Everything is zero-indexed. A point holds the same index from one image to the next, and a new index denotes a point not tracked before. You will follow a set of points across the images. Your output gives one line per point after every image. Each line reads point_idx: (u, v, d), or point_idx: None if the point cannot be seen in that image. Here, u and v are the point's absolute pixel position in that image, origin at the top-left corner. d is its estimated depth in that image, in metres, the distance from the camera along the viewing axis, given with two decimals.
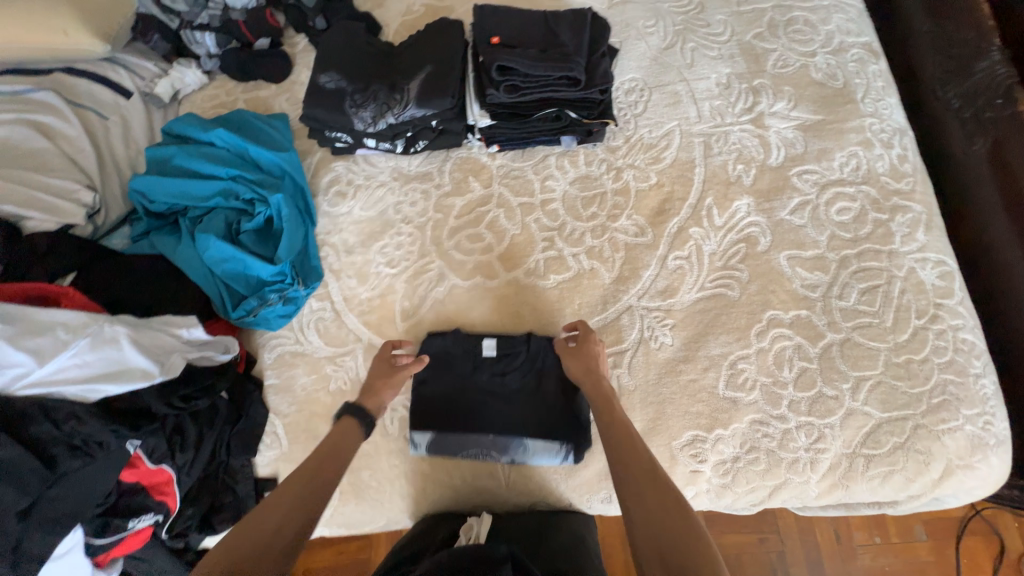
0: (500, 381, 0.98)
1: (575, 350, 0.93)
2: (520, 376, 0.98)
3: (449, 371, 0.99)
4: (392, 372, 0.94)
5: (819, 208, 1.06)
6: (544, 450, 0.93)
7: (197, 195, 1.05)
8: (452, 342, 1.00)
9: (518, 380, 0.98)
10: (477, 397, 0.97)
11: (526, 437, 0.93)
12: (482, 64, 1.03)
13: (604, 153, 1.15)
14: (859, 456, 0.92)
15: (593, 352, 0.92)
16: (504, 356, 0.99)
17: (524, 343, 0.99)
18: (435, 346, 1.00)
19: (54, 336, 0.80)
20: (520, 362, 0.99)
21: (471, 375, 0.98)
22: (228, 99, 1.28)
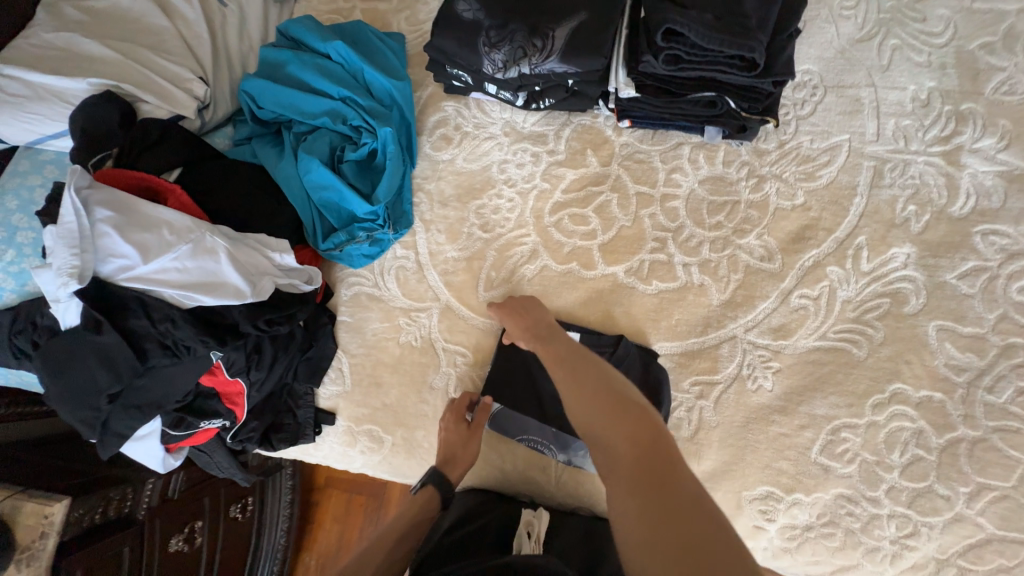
0: None
1: (513, 308, 0.89)
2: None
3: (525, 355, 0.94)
4: (469, 432, 0.89)
5: (998, 280, 0.88)
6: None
7: (305, 110, 0.99)
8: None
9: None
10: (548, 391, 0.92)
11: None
12: (644, 23, 0.87)
13: (749, 155, 0.99)
14: (951, 565, 0.82)
15: (525, 305, 0.89)
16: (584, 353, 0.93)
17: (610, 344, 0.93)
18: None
19: (159, 235, 0.79)
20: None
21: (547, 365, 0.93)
22: (346, 5, 1.17)
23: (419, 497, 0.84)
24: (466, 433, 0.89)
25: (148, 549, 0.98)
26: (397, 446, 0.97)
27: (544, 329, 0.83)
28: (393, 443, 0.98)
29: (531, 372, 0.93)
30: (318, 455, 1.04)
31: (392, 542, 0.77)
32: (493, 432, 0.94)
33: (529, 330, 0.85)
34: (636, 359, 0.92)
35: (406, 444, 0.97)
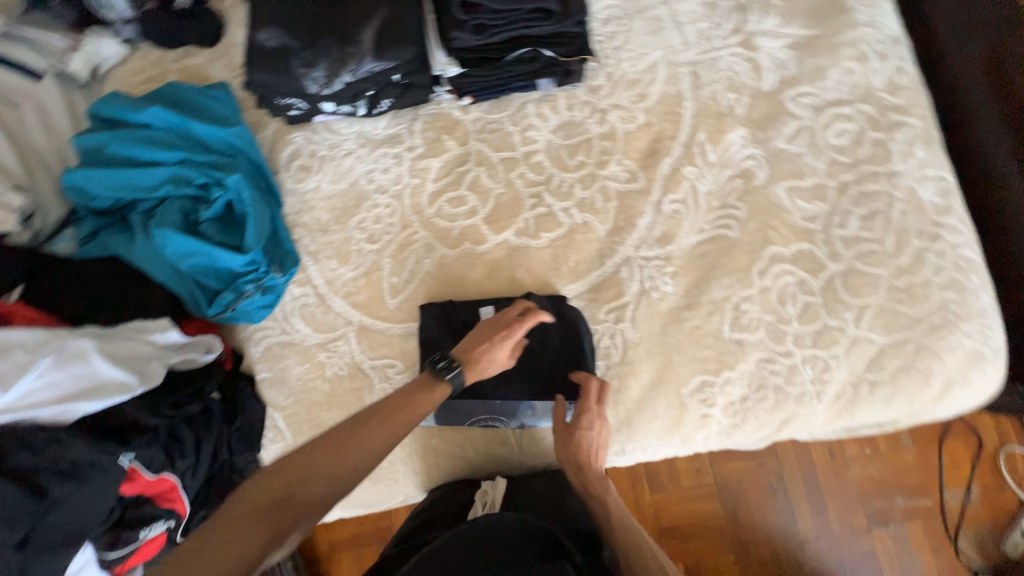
0: None
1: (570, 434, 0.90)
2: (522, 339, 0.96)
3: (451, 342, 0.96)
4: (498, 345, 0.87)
5: (816, 133, 1.01)
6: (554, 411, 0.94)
7: (143, 185, 0.94)
8: (449, 313, 0.97)
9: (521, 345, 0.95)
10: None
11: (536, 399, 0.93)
12: (443, 4, 0.91)
13: (587, 94, 1.06)
14: (864, 382, 0.94)
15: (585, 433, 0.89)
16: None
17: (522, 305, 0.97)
18: (432, 317, 0.97)
19: (10, 358, 0.72)
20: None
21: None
22: (156, 71, 1.12)
23: (392, 409, 0.78)
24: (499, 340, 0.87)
25: None
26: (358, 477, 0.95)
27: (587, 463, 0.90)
28: None
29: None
30: None
31: (361, 451, 0.74)
32: (443, 425, 0.94)
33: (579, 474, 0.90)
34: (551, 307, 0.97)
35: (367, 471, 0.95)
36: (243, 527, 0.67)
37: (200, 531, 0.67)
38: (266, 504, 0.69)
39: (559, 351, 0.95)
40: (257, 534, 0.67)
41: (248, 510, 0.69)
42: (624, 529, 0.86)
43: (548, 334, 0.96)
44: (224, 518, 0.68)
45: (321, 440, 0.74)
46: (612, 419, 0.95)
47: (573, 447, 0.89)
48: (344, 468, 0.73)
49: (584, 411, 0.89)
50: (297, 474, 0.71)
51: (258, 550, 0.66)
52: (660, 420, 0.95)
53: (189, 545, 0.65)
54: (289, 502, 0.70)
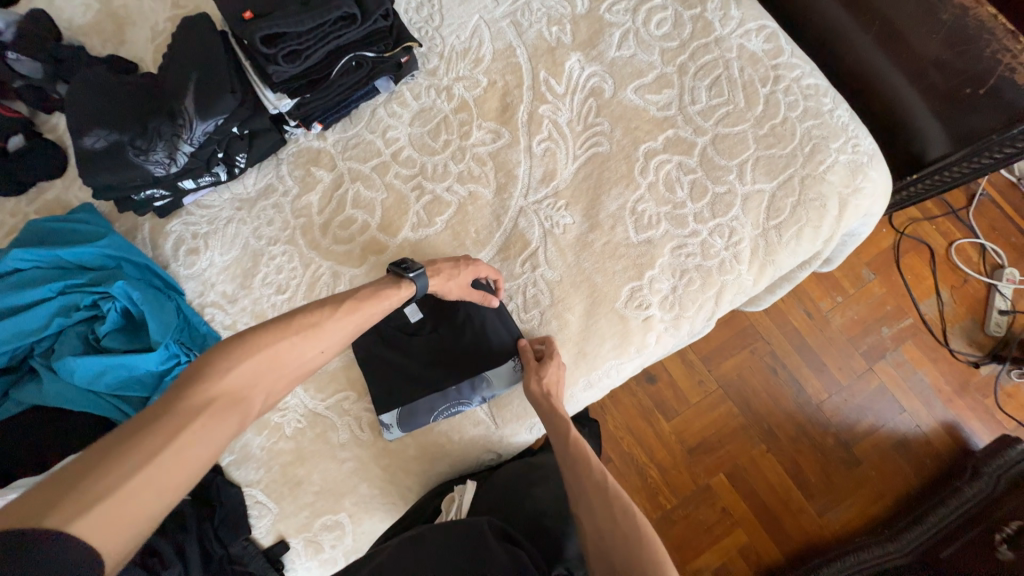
0: (438, 337, 0.97)
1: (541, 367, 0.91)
2: (452, 321, 0.97)
3: (389, 354, 0.96)
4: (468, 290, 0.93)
5: (640, 31, 1.06)
6: (506, 377, 0.94)
7: (29, 328, 0.91)
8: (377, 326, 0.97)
9: (452, 327, 0.97)
10: (423, 364, 0.96)
11: (484, 370, 0.94)
12: (249, 46, 0.92)
13: (427, 79, 1.09)
14: (770, 230, 0.98)
15: (551, 370, 0.90)
16: (431, 313, 0.99)
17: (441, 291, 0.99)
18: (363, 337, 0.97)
19: None
20: (446, 310, 0.98)
21: (411, 346, 0.97)
22: (16, 219, 1.10)
23: (335, 319, 0.75)
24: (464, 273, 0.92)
25: None
26: (356, 514, 0.95)
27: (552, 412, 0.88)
28: (351, 514, 0.95)
29: (400, 363, 0.96)
30: None
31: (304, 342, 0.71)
32: (408, 430, 0.94)
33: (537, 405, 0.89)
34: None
35: (362, 505, 0.95)
36: (194, 422, 0.58)
37: (124, 433, 0.55)
38: (212, 401, 0.61)
39: (492, 319, 0.97)
40: (207, 429, 0.59)
41: (183, 411, 0.59)
42: (598, 491, 0.77)
43: (473, 307, 0.97)
44: (153, 422, 0.57)
45: (254, 332, 0.68)
46: (567, 359, 0.97)
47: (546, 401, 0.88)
48: (288, 359, 0.69)
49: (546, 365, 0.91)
50: (238, 367, 0.64)
51: (211, 440, 0.59)
52: (609, 340, 0.97)
53: (119, 462, 0.52)
54: (229, 390, 0.63)
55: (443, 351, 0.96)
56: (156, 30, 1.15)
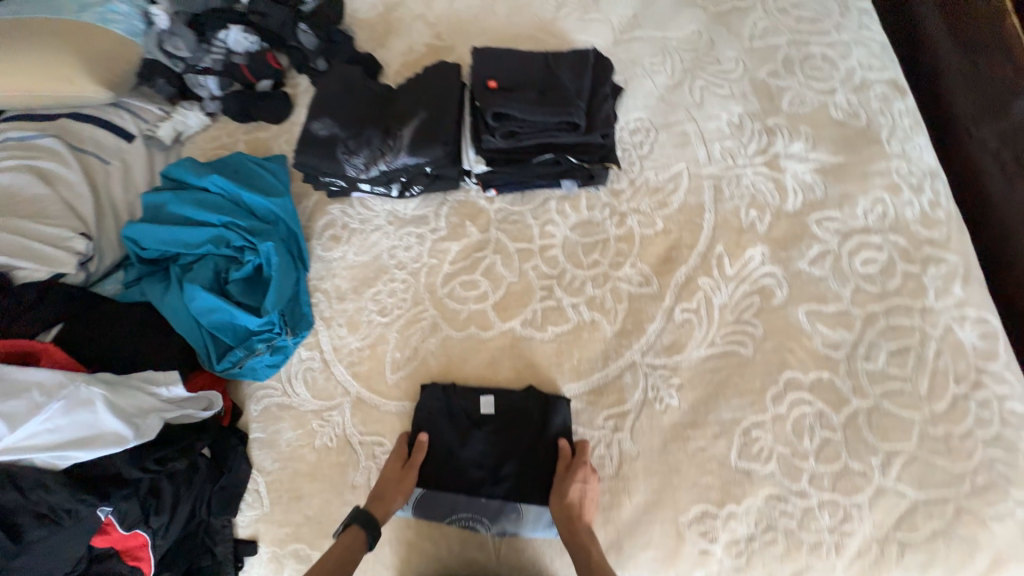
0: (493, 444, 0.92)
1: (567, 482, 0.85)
2: (515, 436, 0.92)
3: (440, 431, 0.93)
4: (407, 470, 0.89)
5: (842, 258, 0.98)
6: (540, 520, 0.87)
7: (189, 242, 1.03)
8: (449, 399, 0.96)
9: (511, 443, 0.91)
10: (467, 462, 0.91)
11: (521, 503, 0.87)
12: (478, 109, 1.00)
13: (608, 196, 1.10)
14: (892, 541, 0.82)
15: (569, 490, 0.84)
16: (499, 416, 0.94)
17: (523, 403, 0.94)
18: (429, 403, 0.96)
19: (28, 398, 0.76)
20: (515, 420, 0.93)
21: (464, 436, 0.92)
22: (229, 140, 1.27)
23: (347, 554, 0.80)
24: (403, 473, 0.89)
25: None
26: None
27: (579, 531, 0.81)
28: None
29: (448, 447, 0.92)
30: None
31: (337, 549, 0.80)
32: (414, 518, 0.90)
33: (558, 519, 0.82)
34: (550, 405, 0.93)
35: None
36: None
37: None
38: None
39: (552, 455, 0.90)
40: None
41: None
42: None
43: (542, 436, 0.91)
44: None
45: None
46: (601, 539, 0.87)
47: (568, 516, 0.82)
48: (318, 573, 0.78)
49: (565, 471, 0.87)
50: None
51: None
52: (653, 550, 0.86)
53: None
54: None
55: (492, 460, 0.90)
56: (412, 49, 1.32)
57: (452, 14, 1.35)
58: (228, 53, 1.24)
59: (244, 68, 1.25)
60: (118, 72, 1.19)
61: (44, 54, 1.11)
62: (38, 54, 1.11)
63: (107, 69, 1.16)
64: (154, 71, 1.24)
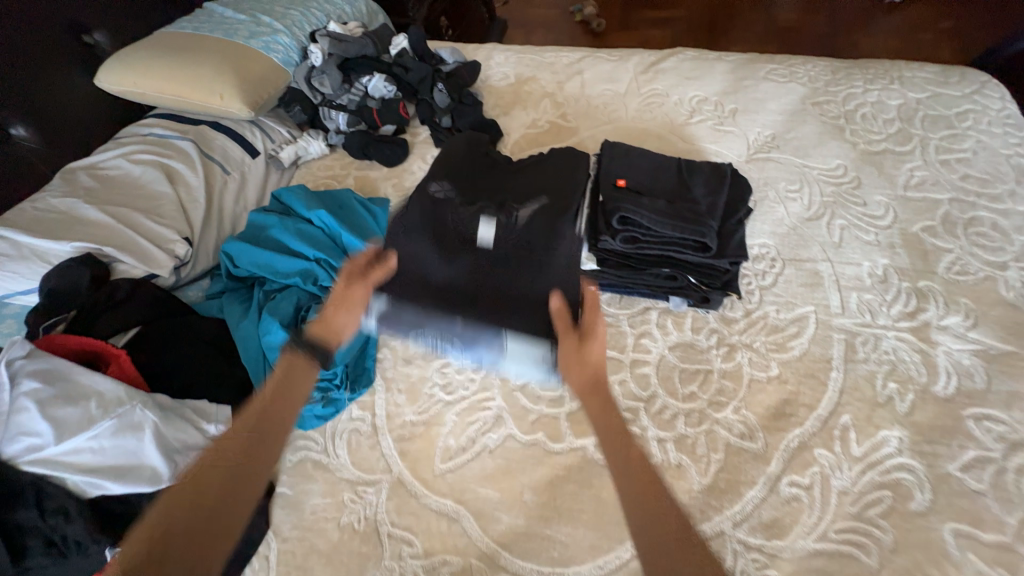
0: (477, 269, 0.90)
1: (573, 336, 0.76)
2: (519, 261, 0.90)
3: (424, 233, 0.94)
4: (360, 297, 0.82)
5: (1006, 474, 0.79)
6: (527, 358, 0.83)
7: (279, 270, 1.02)
8: (439, 209, 0.97)
9: (501, 250, 0.92)
10: (448, 276, 0.90)
11: (504, 333, 0.84)
12: (602, 207, 0.95)
13: (717, 322, 0.99)
14: None
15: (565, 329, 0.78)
16: (499, 239, 0.93)
17: (526, 235, 0.93)
18: (419, 207, 0.97)
19: (83, 408, 0.72)
20: (517, 238, 0.93)
21: (444, 256, 0.91)
22: (341, 172, 1.29)
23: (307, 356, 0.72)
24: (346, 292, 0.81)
25: None
26: None
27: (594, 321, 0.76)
28: None
29: (425, 257, 0.91)
30: None
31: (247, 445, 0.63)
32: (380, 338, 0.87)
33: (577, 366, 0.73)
34: (557, 224, 0.94)
35: None
36: None
37: None
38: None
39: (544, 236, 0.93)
40: None
41: None
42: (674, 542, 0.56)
43: (547, 258, 0.91)
44: None
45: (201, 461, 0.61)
46: None
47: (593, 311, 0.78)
48: (248, 453, 0.62)
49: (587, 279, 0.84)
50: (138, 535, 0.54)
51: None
52: None
53: None
54: (250, 412, 0.66)
55: (473, 279, 0.89)
56: (536, 123, 1.32)
57: (581, 97, 1.36)
58: (365, 96, 1.31)
59: (375, 112, 1.30)
60: (263, 96, 1.24)
61: (206, 69, 1.19)
62: (201, 68, 1.19)
63: (254, 93, 1.22)
64: (294, 99, 1.32)
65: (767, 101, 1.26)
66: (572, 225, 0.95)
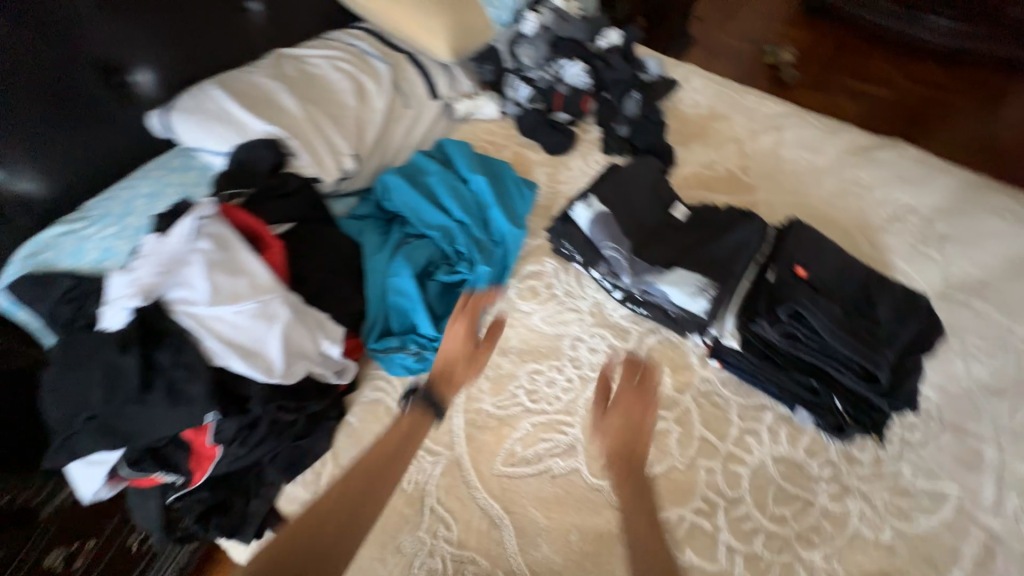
0: (675, 226, 1.00)
1: (638, 385, 0.94)
2: (708, 232, 0.97)
3: (643, 187, 1.02)
4: (475, 350, 0.96)
5: None
6: (683, 288, 0.90)
7: (423, 219, 1.03)
8: (659, 175, 1.05)
9: (696, 232, 0.98)
10: (644, 216, 0.99)
11: (678, 265, 0.92)
12: (772, 292, 0.88)
13: (839, 455, 0.88)
14: None
15: (637, 394, 0.93)
16: (698, 216, 1.00)
17: (717, 214, 0.99)
18: (648, 164, 1.05)
19: (238, 283, 0.77)
20: (709, 222, 0.99)
21: (652, 202, 1.00)
22: (503, 142, 1.28)
23: (425, 409, 0.92)
24: (472, 352, 0.96)
25: (28, 556, 0.97)
26: None
27: (631, 454, 0.87)
28: None
29: (631, 197, 1.00)
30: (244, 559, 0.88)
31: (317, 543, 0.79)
32: (588, 233, 0.96)
33: (617, 434, 0.89)
34: (743, 220, 0.97)
35: None
36: None
37: None
38: None
39: (746, 228, 0.95)
40: None
41: None
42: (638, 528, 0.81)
43: (717, 247, 0.94)
44: None
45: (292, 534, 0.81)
46: None
47: (634, 413, 0.90)
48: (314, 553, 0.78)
49: (630, 379, 0.96)
50: None
51: None
52: None
53: None
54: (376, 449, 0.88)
55: (641, 231, 0.97)
56: (712, 166, 1.23)
57: (769, 156, 1.25)
58: (555, 80, 1.30)
59: (559, 96, 1.29)
60: (466, 48, 1.26)
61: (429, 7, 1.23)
62: (424, 4, 1.23)
63: (461, 43, 1.24)
64: (489, 57, 1.32)
65: (986, 238, 1.09)
66: (761, 228, 0.94)
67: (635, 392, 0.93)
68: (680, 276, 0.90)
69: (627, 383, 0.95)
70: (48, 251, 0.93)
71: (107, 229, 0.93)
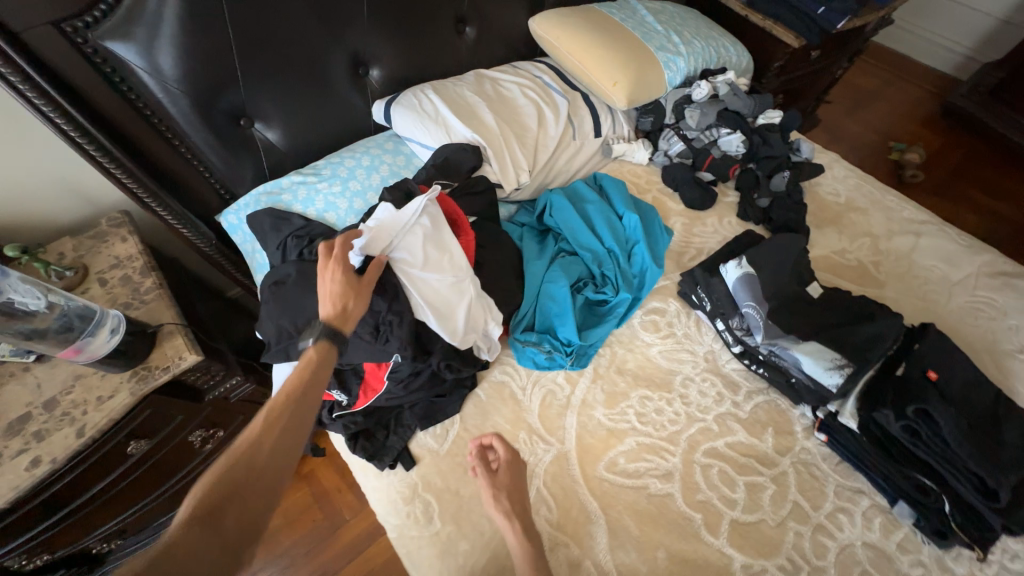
0: (810, 301, 1.11)
1: (498, 471, 0.88)
2: (836, 315, 1.09)
3: (784, 260, 1.14)
4: (359, 281, 0.85)
5: None
6: (818, 360, 1.00)
7: (579, 239, 1.19)
8: (801, 253, 1.18)
9: (823, 311, 1.10)
10: (778, 285, 1.10)
11: (812, 338, 1.03)
12: (901, 387, 0.93)
13: (933, 559, 0.90)
14: None
15: (509, 476, 0.88)
16: (829, 299, 1.12)
17: (851, 301, 1.11)
18: (793, 241, 1.18)
19: (443, 258, 0.95)
20: (839, 308, 1.10)
21: (790, 275, 1.13)
22: (648, 187, 1.42)
23: (330, 339, 0.77)
24: (356, 281, 0.85)
25: (185, 429, 1.23)
26: (430, 538, 0.93)
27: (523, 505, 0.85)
28: (432, 532, 0.93)
29: (775, 266, 1.13)
30: (370, 482, 1.02)
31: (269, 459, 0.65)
32: (732, 289, 1.12)
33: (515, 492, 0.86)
34: (872, 315, 1.07)
35: (441, 544, 0.92)
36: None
37: None
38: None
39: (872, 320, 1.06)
40: None
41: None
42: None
43: (848, 331, 1.04)
44: None
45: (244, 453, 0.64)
46: None
47: (514, 483, 0.87)
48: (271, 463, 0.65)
49: (734, 429, 1.04)
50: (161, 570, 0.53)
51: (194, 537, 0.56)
52: None
53: None
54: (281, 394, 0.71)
55: (779, 300, 1.08)
56: (844, 254, 1.29)
57: (903, 258, 1.29)
58: (710, 144, 1.44)
59: (710, 158, 1.41)
60: (639, 98, 1.41)
61: (618, 58, 1.39)
62: (615, 55, 1.39)
63: (637, 93, 1.39)
64: (653, 112, 1.48)
65: None
66: (895, 323, 1.03)
67: (516, 462, 0.89)
68: (818, 352, 1.01)
69: (490, 471, 0.88)
70: (284, 194, 1.16)
71: (334, 187, 1.15)
